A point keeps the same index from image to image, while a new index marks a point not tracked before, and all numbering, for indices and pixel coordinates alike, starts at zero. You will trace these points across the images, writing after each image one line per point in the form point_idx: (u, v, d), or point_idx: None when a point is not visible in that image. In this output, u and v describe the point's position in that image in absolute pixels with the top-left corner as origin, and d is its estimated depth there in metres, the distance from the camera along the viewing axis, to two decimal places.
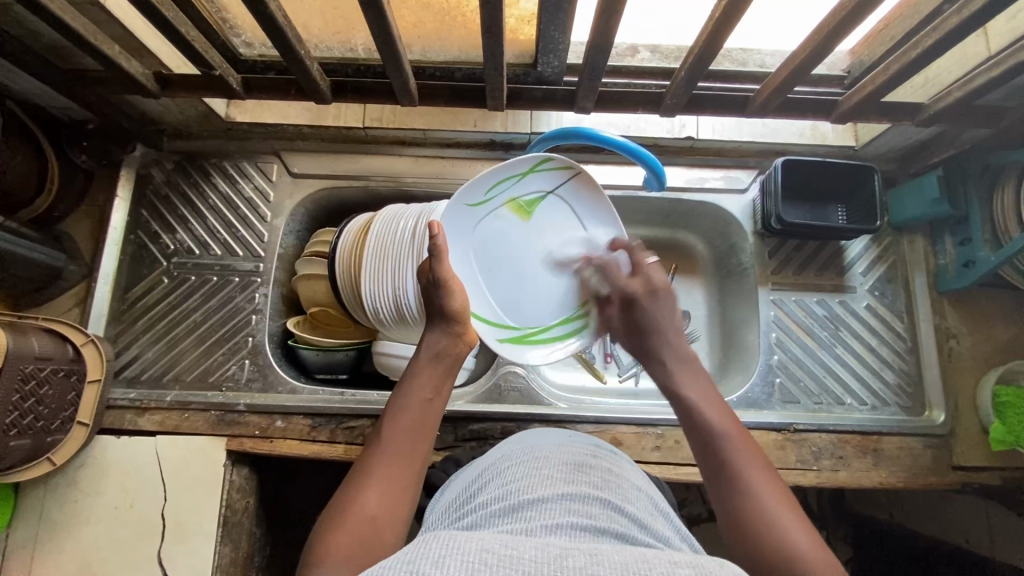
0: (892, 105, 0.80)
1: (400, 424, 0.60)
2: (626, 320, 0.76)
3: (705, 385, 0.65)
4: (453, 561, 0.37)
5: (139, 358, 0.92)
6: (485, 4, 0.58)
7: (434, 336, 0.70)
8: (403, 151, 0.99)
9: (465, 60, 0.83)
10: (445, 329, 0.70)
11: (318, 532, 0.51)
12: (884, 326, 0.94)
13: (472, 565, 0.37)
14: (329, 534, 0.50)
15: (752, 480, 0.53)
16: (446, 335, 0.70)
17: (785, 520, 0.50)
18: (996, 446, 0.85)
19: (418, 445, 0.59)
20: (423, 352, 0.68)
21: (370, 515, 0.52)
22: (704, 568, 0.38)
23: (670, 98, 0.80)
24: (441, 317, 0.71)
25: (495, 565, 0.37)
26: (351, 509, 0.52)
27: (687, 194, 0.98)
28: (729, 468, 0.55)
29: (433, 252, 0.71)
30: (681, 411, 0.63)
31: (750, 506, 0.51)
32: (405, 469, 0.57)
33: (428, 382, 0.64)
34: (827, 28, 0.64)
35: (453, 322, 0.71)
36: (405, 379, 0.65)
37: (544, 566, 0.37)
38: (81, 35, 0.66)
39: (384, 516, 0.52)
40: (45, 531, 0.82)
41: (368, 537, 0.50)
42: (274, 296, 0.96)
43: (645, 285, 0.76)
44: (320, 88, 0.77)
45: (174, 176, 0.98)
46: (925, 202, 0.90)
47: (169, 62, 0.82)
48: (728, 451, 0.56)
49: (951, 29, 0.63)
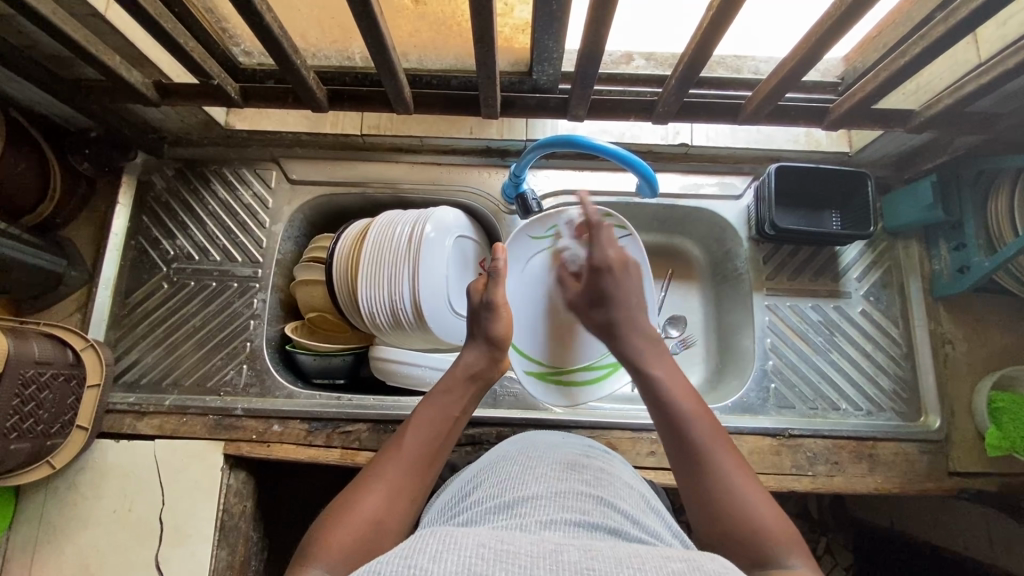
0: (884, 111, 0.80)
1: (419, 434, 0.61)
2: (593, 293, 0.77)
3: (673, 366, 0.68)
4: (450, 556, 0.37)
5: (139, 363, 0.93)
6: (476, 14, 0.59)
7: (470, 356, 0.72)
8: (399, 158, 1.00)
9: (460, 68, 0.84)
10: (486, 350, 0.72)
11: (319, 527, 0.52)
12: (879, 331, 0.94)
13: (469, 560, 0.37)
14: (330, 529, 0.51)
15: (720, 460, 0.56)
16: (485, 357, 0.72)
17: (751, 497, 0.53)
18: (993, 452, 0.85)
19: (431, 461, 0.60)
20: (458, 368, 0.70)
21: (373, 518, 0.52)
22: (696, 562, 0.39)
23: (662, 105, 0.81)
24: (484, 336, 0.73)
25: (491, 560, 0.37)
26: (356, 508, 0.52)
27: (681, 200, 0.98)
28: (694, 450, 0.57)
29: (492, 273, 0.76)
30: (647, 393, 0.65)
31: (716, 487, 0.54)
32: (414, 480, 0.57)
33: (454, 404, 0.66)
34: (815, 36, 0.64)
35: (495, 346, 0.73)
36: (432, 394, 0.67)
37: (539, 561, 0.38)
38: (83, 46, 0.67)
39: (387, 522, 0.53)
40: (44, 534, 0.83)
41: (366, 538, 0.51)
42: (272, 301, 0.97)
43: (618, 257, 0.78)
44: (317, 97, 0.78)
45: (175, 183, 0.99)
46: (919, 208, 0.90)
47: (170, 72, 0.83)
48: (694, 433, 0.59)
49: (938, 37, 0.63)
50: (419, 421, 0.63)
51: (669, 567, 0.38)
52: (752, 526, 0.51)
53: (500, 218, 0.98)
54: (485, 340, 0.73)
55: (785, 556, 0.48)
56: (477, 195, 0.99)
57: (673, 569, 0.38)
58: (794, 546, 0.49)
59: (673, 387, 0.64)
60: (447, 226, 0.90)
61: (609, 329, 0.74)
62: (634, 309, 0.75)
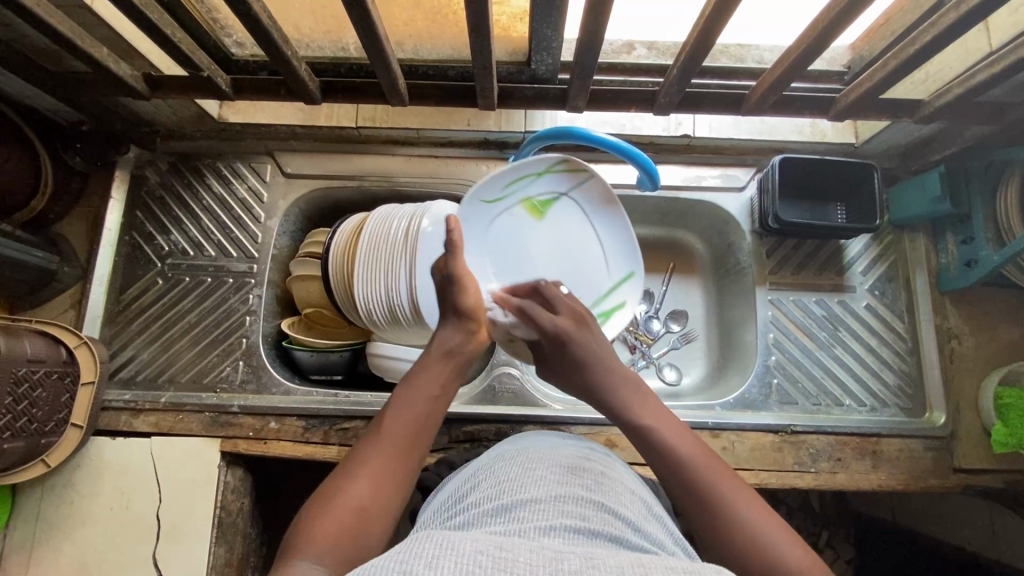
0: (893, 102, 0.78)
1: (399, 416, 0.59)
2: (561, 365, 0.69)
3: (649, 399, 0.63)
4: (447, 563, 0.36)
5: (135, 360, 0.92)
6: (471, 2, 0.58)
7: (445, 332, 0.68)
8: (396, 151, 0.98)
9: (457, 58, 0.82)
10: (458, 325, 0.68)
11: (301, 519, 0.51)
12: (884, 326, 0.93)
13: (467, 567, 0.36)
14: (315, 521, 0.50)
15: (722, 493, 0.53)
16: (456, 332, 0.68)
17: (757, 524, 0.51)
18: (998, 448, 0.84)
19: (421, 439, 0.58)
20: (435, 347, 0.66)
21: (357, 507, 0.51)
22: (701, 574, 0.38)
23: (664, 96, 0.79)
24: (452, 312, 0.69)
25: (489, 566, 0.36)
26: (339, 498, 0.51)
27: (683, 192, 0.97)
28: (693, 487, 0.54)
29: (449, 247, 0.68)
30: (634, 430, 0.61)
31: (725, 522, 0.51)
32: (396, 464, 0.55)
33: (438, 378, 0.64)
34: (822, 24, 0.62)
35: (467, 320, 0.69)
36: (419, 367, 0.65)
37: (539, 569, 0.37)
38: (68, 38, 0.66)
39: (371, 509, 0.51)
40: (41, 532, 0.83)
41: (355, 523, 0.50)
42: (268, 297, 0.95)
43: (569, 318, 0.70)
44: (309, 89, 0.76)
45: (168, 177, 0.98)
46: (926, 200, 0.88)
47: (160, 63, 0.81)
48: (693, 468, 0.55)
49: (949, 25, 0.61)
50: (405, 397, 0.60)
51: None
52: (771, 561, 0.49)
53: None
54: (454, 315, 0.69)
55: None
56: None
57: None
58: (816, 574, 0.48)
59: (661, 427, 0.59)
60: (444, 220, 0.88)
61: (583, 389, 0.67)
62: (602, 366, 0.67)
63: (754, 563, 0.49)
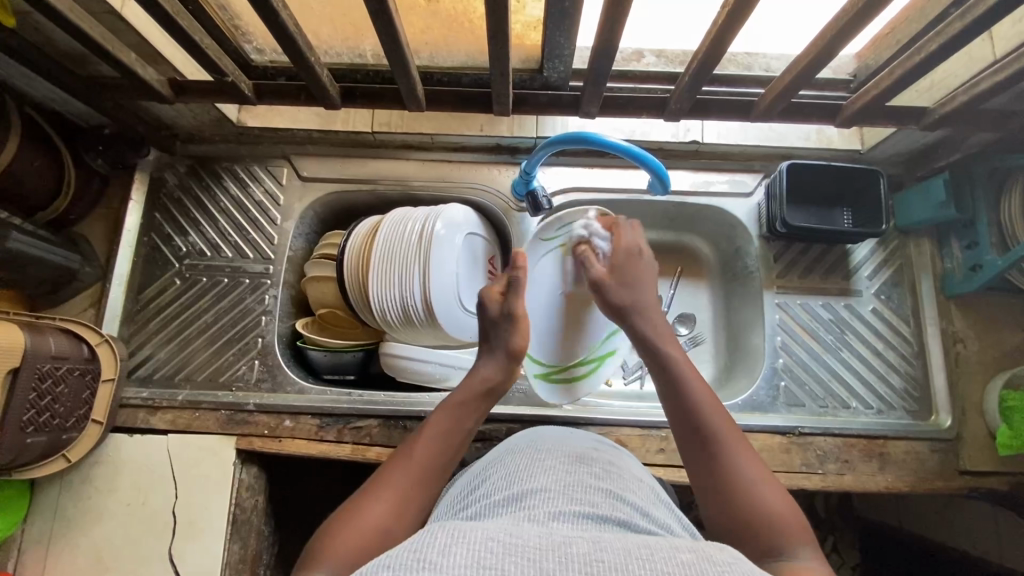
0: (898, 109, 0.80)
1: (428, 444, 0.62)
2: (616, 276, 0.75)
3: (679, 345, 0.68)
4: (459, 550, 0.38)
5: (152, 358, 0.94)
6: (491, 11, 0.60)
7: (488, 366, 0.72)
8: (410, 156, 1.00)
9: (471, 65, 0.84)
10: (507, 363, 0.72)
11: (324, 530, 0.52)
12: (890, 330, 0.94)
13: (478, 553, 0.37)
14: (337, 532, 0.51)
15: (729, 447, 0.57)
16: (502, 369, 0.71)
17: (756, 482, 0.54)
18: (1003, 450, 0.85)
19: (435, 477, 0.60)
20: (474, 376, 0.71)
21: (378, 526, 0.52)
22: (705, 552, 0.39)
23: (675, 102, 0.80)
24: (505, 350, 0.73)
25: (500, 552, 0.37)
26: (362, 514, 0.53)
27: (692, 197, 0.98)
28: (704, 440, 0.58)
29: (512, 282, 0.77)
30: (658, 373, 0.65)
31: (726, 476, 0.55)
32: (419, 491, 0.57)
33: (457, 420, 0.65)
34: (830, 33, 0.64)
35: (515, 359, 0.73)
36: (440, 408, 0.67)
37: (547, 553, 0.38)
38: (99, 43, 0.68)
39: (391, 530, 0.53)
40: (59, 528, 0.84)
41: (370, 548, 0.51)
42: (283, 297, 0.97)
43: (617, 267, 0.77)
44: (330, 94, 0.78)
45: (187, 180, 1.00)
46: (931, 205, 0.89)
47: (184, 69, 0.83)
48: (705, 419, 0.59)
49: (954, 34, 0.63)
50: (426, 436, 0.62)
51: (679, 559, 0.38)
52: (759, 517, 0.51)
53: (510, 215, 0.98)
54: (504, 353, 0.73)
55: (791, 546, 0.49)
56: (487, 192, 0.99)
57: (682, 560, 0.38)
58: (802, 539, 0.50)
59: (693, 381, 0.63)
60: (458, 223, 0.90)
61: (618, 312, 0.73)
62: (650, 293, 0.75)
63: (746, 513, 0.52)
